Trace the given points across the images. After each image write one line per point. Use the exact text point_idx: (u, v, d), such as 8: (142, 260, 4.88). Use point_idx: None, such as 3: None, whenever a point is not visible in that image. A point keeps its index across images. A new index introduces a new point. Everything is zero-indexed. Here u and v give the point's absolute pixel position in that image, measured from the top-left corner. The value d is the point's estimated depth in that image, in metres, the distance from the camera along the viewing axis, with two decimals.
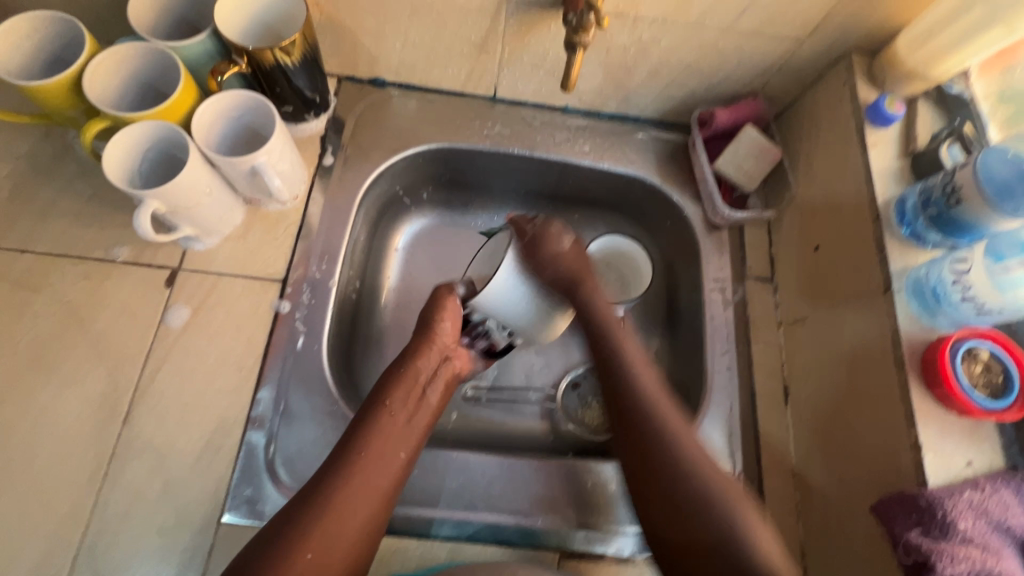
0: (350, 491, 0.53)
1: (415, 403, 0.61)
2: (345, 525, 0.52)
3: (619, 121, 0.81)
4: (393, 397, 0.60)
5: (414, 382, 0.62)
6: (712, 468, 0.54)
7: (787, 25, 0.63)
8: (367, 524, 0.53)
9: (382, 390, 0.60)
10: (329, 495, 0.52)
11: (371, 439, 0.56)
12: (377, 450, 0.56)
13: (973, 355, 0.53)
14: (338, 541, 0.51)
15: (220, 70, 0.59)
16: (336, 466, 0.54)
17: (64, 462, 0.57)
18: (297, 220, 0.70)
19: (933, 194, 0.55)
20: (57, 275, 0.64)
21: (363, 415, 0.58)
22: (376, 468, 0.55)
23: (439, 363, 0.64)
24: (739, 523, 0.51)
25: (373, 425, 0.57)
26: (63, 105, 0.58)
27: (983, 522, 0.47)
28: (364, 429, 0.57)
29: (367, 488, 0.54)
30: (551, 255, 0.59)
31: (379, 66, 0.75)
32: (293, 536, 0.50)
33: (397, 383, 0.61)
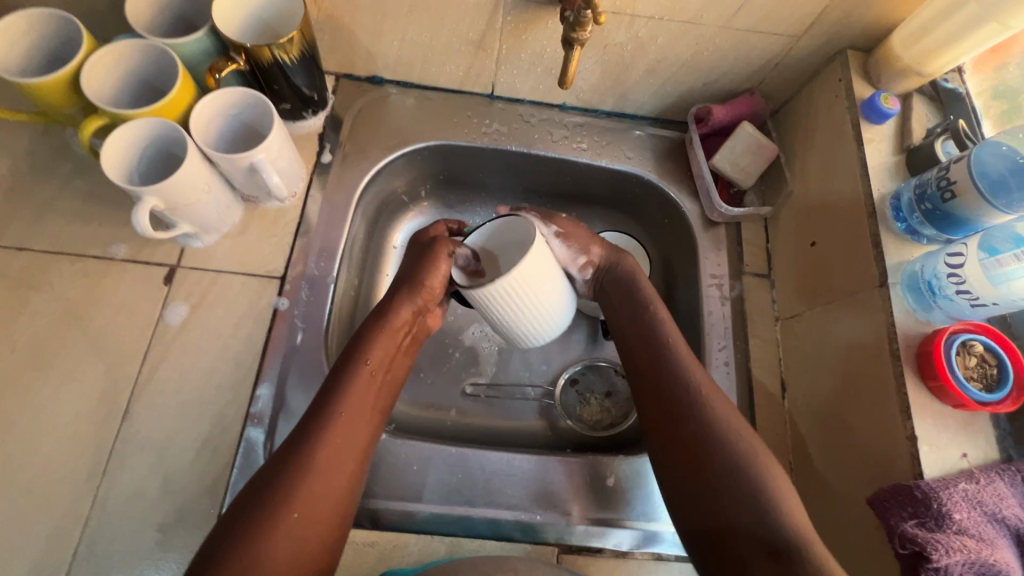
0: (333, 451, 0.53)
1: (391, 358, 0.61)
2: (328, 484, 0.52)
3: (616, 118, 0.82)
4: (370, 352, 0.59)
5: (392, 336, 0.61)
6: (775, 466, 0.54)
7: (783, 22, 0.64)
8: (348, 483, 0.54)
9: (358, 344, 0.60)
10: (313, 457, 0.52)
11: (351, 393, 0.56)
12: (357, 408, 0.56)
13: (968, 348, 0.53)
14: (322, 500, 0.51)
15: (218, 67, 0.59)
16: (317, 422, 0.54)
17: (63, 459, 0.57)
18: (295, 217, 0.71)
19: (928, 188, 0.56)
20: (55, 273, 0.64)
21: (341, 369, 0.58)
22: (354, 423, 0.56)
23: (416, 315, 0.64)
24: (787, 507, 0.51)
25: (352, 378, 0.57)
26: (60, 103, 0.58)
27: (977, 513, 0.47)
28: (343, 383, 0.56)
29: (350, 447, 0.54)
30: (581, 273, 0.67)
31: (376, 64, 0.75)
32: (278, 496, 0.50)
33: (375, 337, 0.60)
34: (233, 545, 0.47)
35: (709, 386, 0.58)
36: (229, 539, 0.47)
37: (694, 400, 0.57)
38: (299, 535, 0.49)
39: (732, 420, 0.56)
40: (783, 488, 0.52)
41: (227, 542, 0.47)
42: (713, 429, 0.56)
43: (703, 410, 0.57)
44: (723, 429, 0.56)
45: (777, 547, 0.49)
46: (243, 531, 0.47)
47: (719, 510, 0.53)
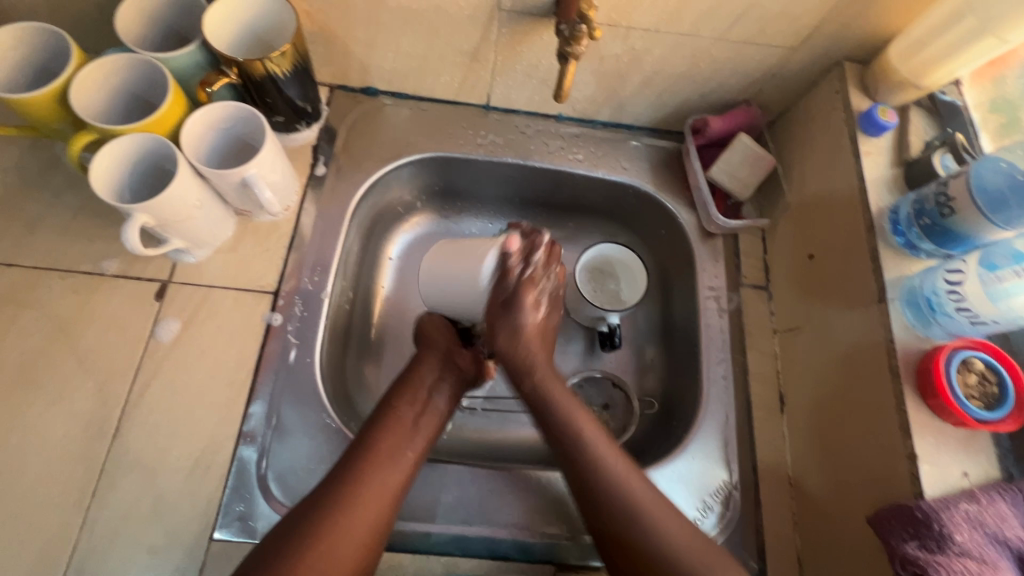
0: (358, 491, 0.53)
1: (423, 405, 0.63)
2: (354, 524, 0.51)
3: (612, 129, 0.81)
4: (399, 399, 0.62)
5: (418, 386, 0.64)
6: (648, 490, 0.54)
7: (779, 34, 0.63)
8: (376, 523, 0.53)
9: (389, 396, 0.62)
10: (335, 496, 0.52)
11: (379, 437, 0.57)
12: (386, 451, 0.57)
13: (968, 366, 0.53)
14: (347, 538, 0.50)
15: (209, 81, 0.59)
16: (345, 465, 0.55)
17: (52, 479, 0.56)
18: (289, 231, 0.70)
19: (926, 203, 0.55)
20: (45, 289, 0.63)
21: (375, 416, 0.60)
22: (385, 465, 0.56)
23: (444, 366, 0.66)
24: (655, 521, 0.52)
25: (381, 424, 0.59)
26: (50, 118, 0.57)
27: (979, 534, 0.46)
28: (374, 426, 0.59)
29: (379, 487, 0.54)
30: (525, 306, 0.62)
31: (371, 75, 0.75)
32: (299, 534, 0.49)
33: (403, 387, 0.63)
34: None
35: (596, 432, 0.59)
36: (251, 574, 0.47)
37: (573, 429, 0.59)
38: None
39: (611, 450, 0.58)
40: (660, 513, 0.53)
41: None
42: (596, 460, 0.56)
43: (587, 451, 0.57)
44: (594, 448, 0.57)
45: (654, 553, 0.51)
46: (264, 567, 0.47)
47: (614, 518, 0.53)
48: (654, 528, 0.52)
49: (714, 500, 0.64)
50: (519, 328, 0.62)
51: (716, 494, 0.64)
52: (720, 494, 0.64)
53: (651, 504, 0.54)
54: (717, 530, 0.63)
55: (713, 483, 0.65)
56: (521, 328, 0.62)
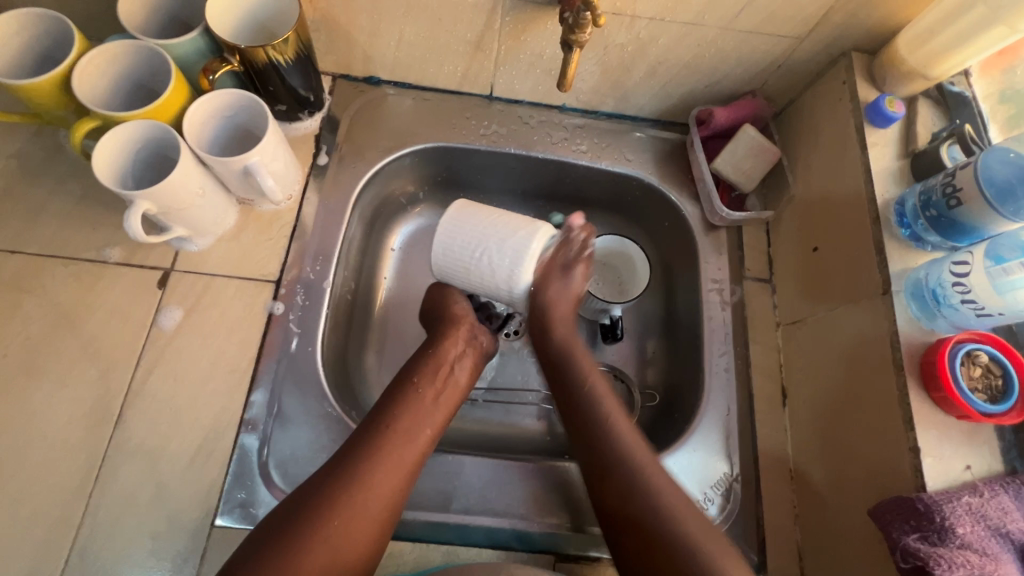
0: (376, 469, 0.53)
1: (444, 381, 0.62)
2: (369, 500, 0.52)
3: (617, 120, 0.81)
4: (422, 376, 0.61)
5: (442, 362, 0.63)
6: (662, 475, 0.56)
7: (786, 23, 0.62)
8: (393, 499, 0.53)
9: (410, 371, 0.62)
10: (348, 476, 0.53)
11: (400, 413, 0.57)
12: (405, 429, 0.57)
13: (973, 358, 0.52)
14: (364, 514, 0.52)
15: (212, 68, 0.58)
16: (361, 443, 0.55)
17: (56, 465, 0.57)
18: (291, 220, 0.70)
19: (933, 195, 0.55)
20: (48, 276, 0.63)
21: (394, 390, 0.60)
22: (406, 442, 0.56)
23: (467, 341, 0.65)
24: (664, 499, 0.55)
25: (401, 400, 0.59)
26: (52, 105, 0.57)
27: (981, 527, 0.46)
28: (394, 401, 0.59)
29: (398, 462, 0.55)
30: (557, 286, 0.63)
31: (373, 64, 0.74)
32: (312, 512, 0.50)
33: (425, 361, 0.63)
34: (265, 558, 0.47)
35: (614, 404, 0.62)
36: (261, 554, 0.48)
37: (596, 403, 0.62)
38: (333, 544, 0.50)
39: (626, 428, 0.60)
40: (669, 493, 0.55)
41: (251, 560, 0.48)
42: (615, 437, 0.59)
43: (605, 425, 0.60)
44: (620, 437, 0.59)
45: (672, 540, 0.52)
46: (272, 548, 0.48)
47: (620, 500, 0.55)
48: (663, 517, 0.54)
49: (715, 492, 0.64)
50: (547, 305, 0.63)
51: (716, 486, 0.64)
52: (721, 486, 0.64)
53: (665, 490, 0.55)
54: (718, 523, 0.63)
55: (714, 475, 0.64)
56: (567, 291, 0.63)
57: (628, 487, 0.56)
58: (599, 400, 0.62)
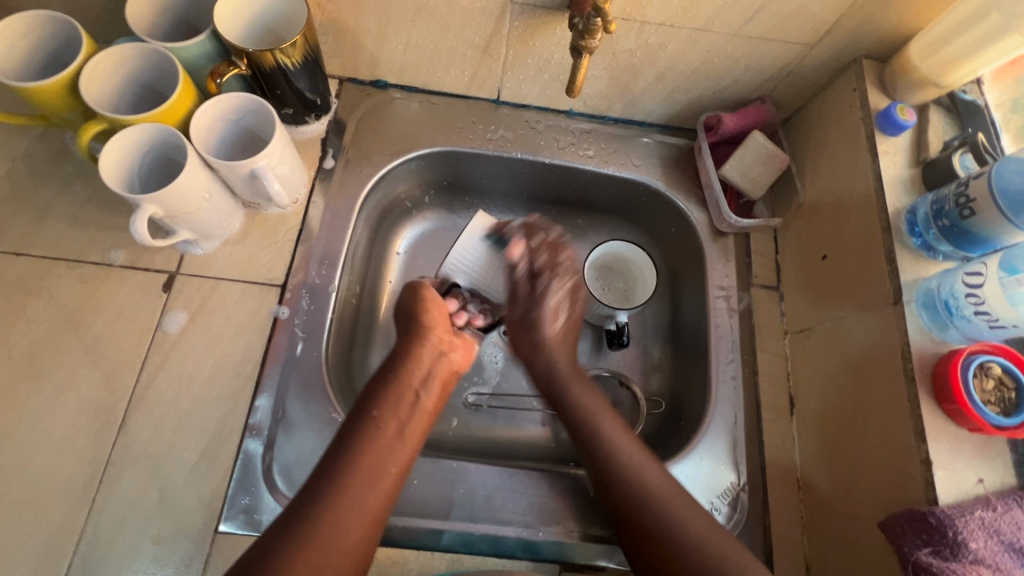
0: (341, 509, 0.52)
1: (408, 410, 0.60)
2: (335, 545, 0.50)
3: (624, 125, 0.80)
4: (383, 406, 0.59)
5: (405, 388, 0.61)
6: (671, 491, 0.57)
7: (797, 30, 0.62)
8: (360, 541, 0.52)
9: (372, 401, 0.59)
10: (319, 509, 0.51)
11: (361, 450, 0.55)
12: (367, 466, 0.55)
13: (985, 370, 0.51)
14: (332, 558, 0.50)
15: (219, 72, 0.58)
16: (328, 475, 0.53)
17: (59, 469, 0.56)
18: (297, 224, 0.69)
19: (945, 204, 0.54)
20: (53, 279, 0.63)
21: (352, 422, 0.58)
22: (370, 478, 0.54)
23: (433, 364, 0.64)
24: (682, 524, 0.55)
25: (362, 435, 0.56)
26: (59, 107, 0.57)
27: (994, 542, 0.46)
28: (353, 435, 0.56)
29: (357, 506, 0.53)
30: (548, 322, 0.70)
31: (380, 68, 0.74)
32: (287, 550, 0.48)
33: (388, 388, 0.61)
34: None
35: (617, 431, 0.63)
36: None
37: (598, 422, 0.64)
38: None
39: (634, 449, 0.61)
40: (687, 515, 0.55)
41: None
42: (622, 468, 0.59)
43: (603, 442, 0.62)
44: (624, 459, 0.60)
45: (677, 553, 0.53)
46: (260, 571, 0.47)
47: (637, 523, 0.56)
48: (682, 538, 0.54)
49: (722, 501, 0.63)
50: (540, 343, 0.69)
51: (723, 496, 0.63)
52: (728, 496, 0.63)
53: (675, 502, 0.56)
54: None
55: (720, 484, 0.64)
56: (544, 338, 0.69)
57: (643, 509, 0.56)
58: (603, 433, 0.62)
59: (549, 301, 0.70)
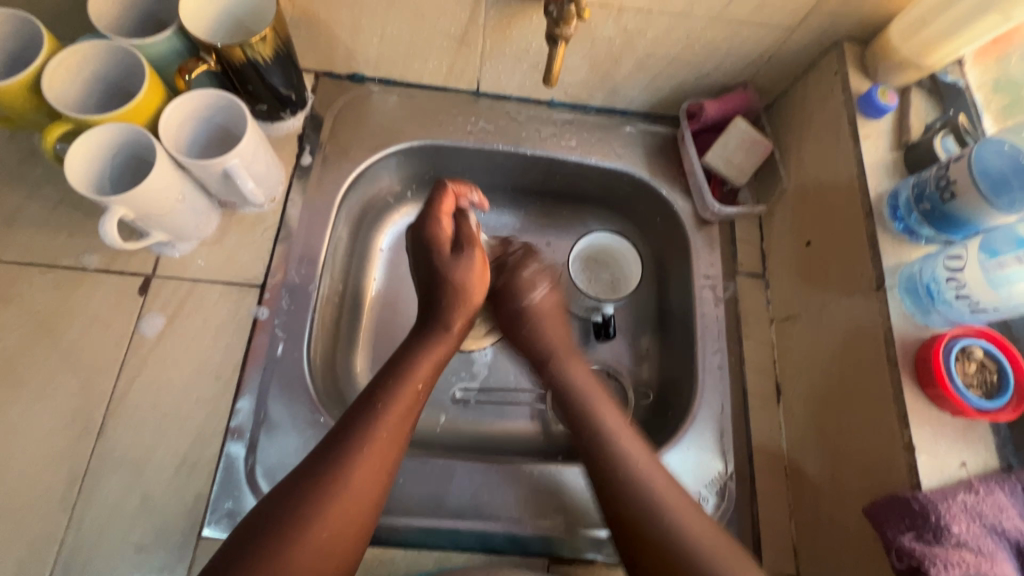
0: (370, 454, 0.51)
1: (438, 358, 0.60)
2: (356, 494, 0.49)
3: (606, 114, 0.79)
4: (423, 374, 0.57)
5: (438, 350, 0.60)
6: (662, 478, 0.55)
7: (777, 14, 0.61)
8: (377, 495, 0.50)
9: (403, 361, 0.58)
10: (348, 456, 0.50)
11: (394, 403, 0.54)
12: (396, 421, 0.53)
13: (968, 353, 0.51)
14: (351, 507, 0.49)
15: (188, 68, 0.57)
16: (358, 423, 0.52)
17: (38, 477, 0.56)
18: (275, 223, 0.68)
19: (926, 187, 0.54)
20: (26, 285, 0.61)
21: (387, 376, 0.56)
22: (398, 427, 0.53)
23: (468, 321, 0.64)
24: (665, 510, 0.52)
25: (394, 390, 0.55)
26: (24, 109, 0.56)
27: (977, 525, 0.46)
28: (384, 391, 0.54)
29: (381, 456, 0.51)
30: (528, 293, 0.69)
31: (356, 61, 0.73)
32: (301, 506, 0.47)
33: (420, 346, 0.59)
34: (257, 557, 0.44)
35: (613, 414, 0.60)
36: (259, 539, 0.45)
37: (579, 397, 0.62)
38: (321, 546, 0.46)
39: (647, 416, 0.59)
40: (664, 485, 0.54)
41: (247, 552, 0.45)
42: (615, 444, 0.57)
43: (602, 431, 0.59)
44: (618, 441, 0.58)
45: (659, 534, 0.51)
46: (276, 523, 0.46)
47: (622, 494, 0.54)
48: (667, 518, 0.52)
49: (709, 490, 0.63)
50: (526, 312, 0.68)
51: (711, 485, 0.63)
52: (716, 484, 0.63)
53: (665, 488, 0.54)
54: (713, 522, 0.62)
55: (708, 473, 0.64)
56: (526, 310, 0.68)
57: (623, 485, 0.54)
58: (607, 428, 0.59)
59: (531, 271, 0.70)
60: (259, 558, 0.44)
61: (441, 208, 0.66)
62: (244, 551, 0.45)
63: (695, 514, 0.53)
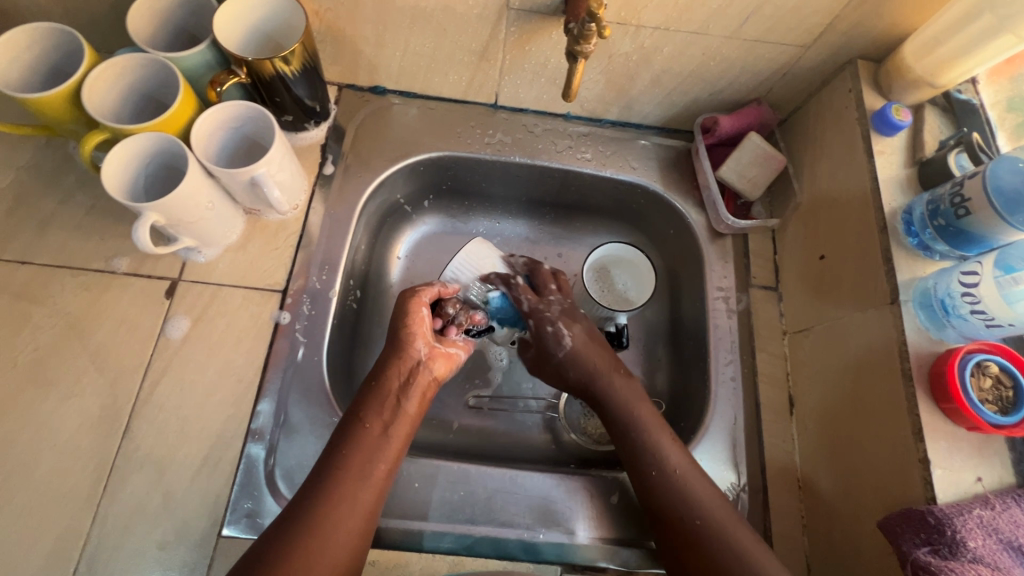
0: (336, 505, 0.53)
1: (392, 412, 0.60)
2: (328, 554, 0.51)
3: (621, 128, 0.81)
4: (368, 409, 0.59)
5: (386, 393, 0.60)
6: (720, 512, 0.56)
7: (791, 32, 0.62)
8: (356, 538, 0.53)
9: (358, 403, 0.60)
10: (317, 511, 0.52)
11: (351, 452, 0.56)
12: (358, 466, 0.55)
13: (982, 369, 0.51)
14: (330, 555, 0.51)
15: (219, 80, 0.59)
16: (323, 482, 0.54)
17: (64, 474, 0.57)
18: (297, 230, 0.70)
19: (940, 204, 0.54)
20: (58, 286, 0.64)
21: (345, 423, 0.59)
22: (363, 469, 0.56)
23: (412, 371, 0.62)
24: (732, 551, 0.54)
25: (351, 436, 0.57)
26: (63, 118, 0.58)
27: (993, 540, 0.46)
28: (343, 436, 0.57)
29: (354, 499, 0.54)
30: (561, 342, 0.69)
31: (379, 74, 0.75)
32: (288, 542, 0.50)
33: (369, 396, 0.60)
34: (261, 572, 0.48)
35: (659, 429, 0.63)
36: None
37: (611, 383, 0.66)
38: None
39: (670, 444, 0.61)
40: (692, 480, 0.59)
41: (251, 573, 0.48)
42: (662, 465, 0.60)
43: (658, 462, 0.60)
44: (649, 431, 0.62)
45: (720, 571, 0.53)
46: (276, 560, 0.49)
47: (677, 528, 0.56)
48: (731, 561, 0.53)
49: None
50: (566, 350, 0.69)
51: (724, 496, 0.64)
52: (728, 496, 0.64)
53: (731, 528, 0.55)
54: None
55: (721, 485, 0.64)
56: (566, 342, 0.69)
57: (685, 514, 0.57)
58: (658, 444, 0.61)
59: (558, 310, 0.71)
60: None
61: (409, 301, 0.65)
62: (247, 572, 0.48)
63: (736, 524, 0.56)
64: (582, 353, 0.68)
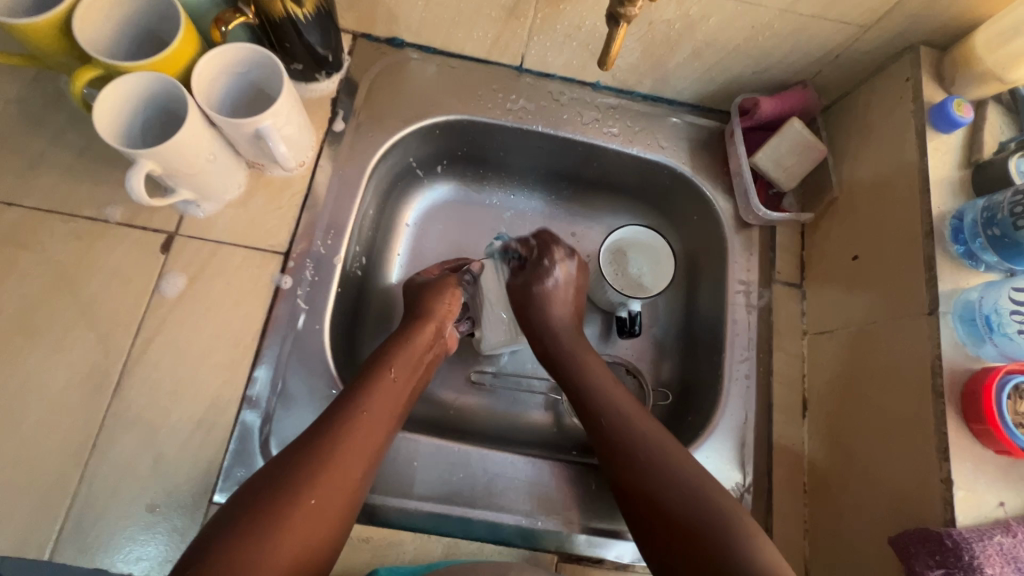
0: (352, 448, 0.52)
1: (418, 374, 0.62)
2: (337, 486, 0.50)
3: (652, 103, 0.76)
4: (398, 363, 0.60)
5: (417, 353, 0.62)
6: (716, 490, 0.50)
7: (854, 10, 0.57)
8: (358, 482, 0.52)
9: (385, 357, 0.60)
10: (333, 449, 0.52)
11: (374, 399, 0.56)
12: (380, 412, 0.56)
13: (1019, 393, 0.49)
14: (335, 497, 0.50)
15: (224, 19, 0.53)
16: (338, 422, 0.53)
17: (52, 430, 0.55)
18: (303, 189, 0.66)
19: (998, 213, 0.51)
20: (46, 232, 0.60)
21: (366, 373, 0.59)
22: (385, 416, 0.56)
23: (435, 339, 0.65)
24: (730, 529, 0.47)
25: (375, 383, 0.57)
26: (53, 50, 0.53)
27: (1012, 569, 0.44)
28: (366, 383, 0.57)
29: (368, 444, 0.54)
30: (546, 279, 0.66)
31: (398, 25, 0.69)
32: (295, 476, 0.49)
33: (398, 350, 0.61)
34: (260, 508, 0.47)
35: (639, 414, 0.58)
36: (236, 520, 0.46)
37: (557, 337, 0.65)
38: (305, 517, 0.48)
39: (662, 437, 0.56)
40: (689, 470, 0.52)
41: (250, 507, 0.47)
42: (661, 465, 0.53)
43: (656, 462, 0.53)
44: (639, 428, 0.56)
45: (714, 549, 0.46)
46: (276, 490, 0.48)
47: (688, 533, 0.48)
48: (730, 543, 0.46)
49: None
50: (538, 298, 0.66)
51: None
52: (732, 496, 0.62)
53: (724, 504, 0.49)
54: None
55: (725, 484, 0.62)
56: (550, 292, 0.66)
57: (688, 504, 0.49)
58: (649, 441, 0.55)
59: (552, 267, 0.67)
60: (252, 515, 0.46)
61: (443, 289, 0.68)
62: (250, 508, 0.47)
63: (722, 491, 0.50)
64: (552, 305, 0.66)
